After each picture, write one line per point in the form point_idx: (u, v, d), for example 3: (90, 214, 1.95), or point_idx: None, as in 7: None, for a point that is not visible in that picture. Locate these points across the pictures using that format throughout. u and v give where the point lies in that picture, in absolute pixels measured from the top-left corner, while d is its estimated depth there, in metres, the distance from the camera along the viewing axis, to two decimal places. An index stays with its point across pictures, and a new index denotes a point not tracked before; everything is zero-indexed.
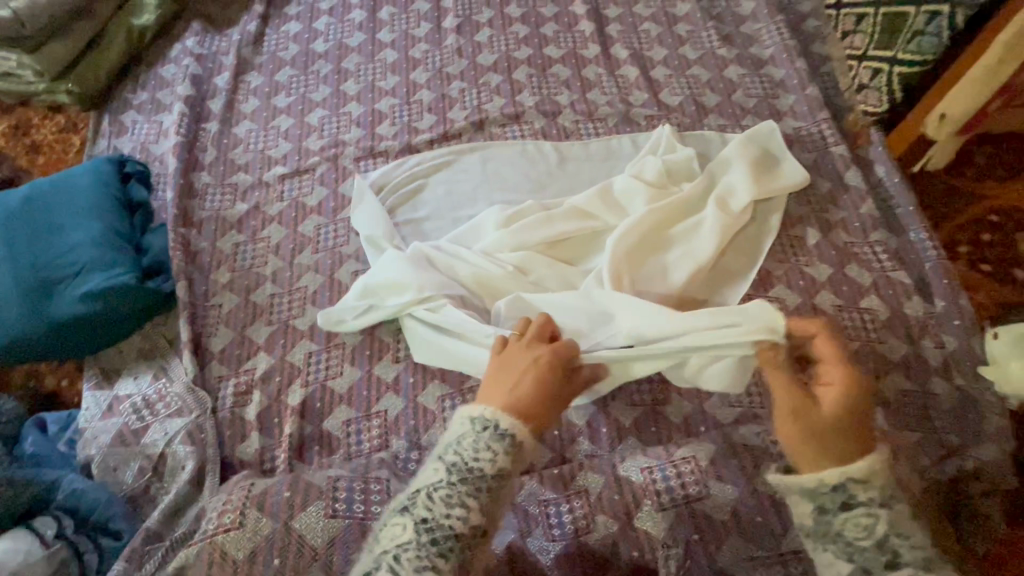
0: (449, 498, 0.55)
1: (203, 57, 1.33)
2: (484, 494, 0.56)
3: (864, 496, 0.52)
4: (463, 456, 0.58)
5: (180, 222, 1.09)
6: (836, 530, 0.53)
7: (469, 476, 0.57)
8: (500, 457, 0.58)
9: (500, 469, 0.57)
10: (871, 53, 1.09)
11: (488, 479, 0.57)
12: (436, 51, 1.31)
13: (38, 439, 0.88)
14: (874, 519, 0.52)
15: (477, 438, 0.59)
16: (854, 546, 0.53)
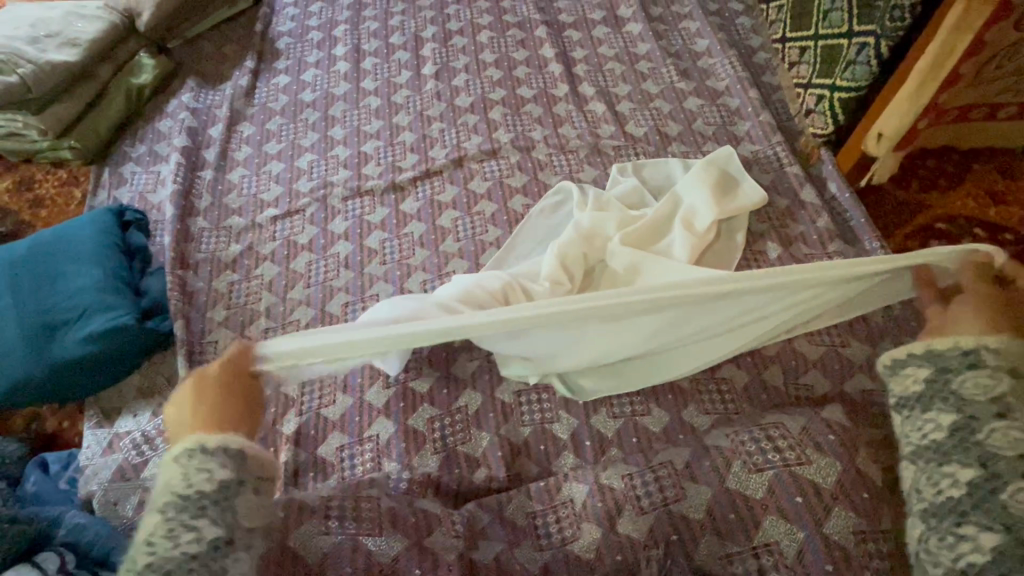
0: (170, 532, 0.56)
1: (198, 110, 1.41)
2: (211, 511, 0.57)
3: (994, 359, 0.61)
4: (176, 486, 0.58)
5: (178, 265, 1.15)
6: (956, 387, 0.61)
7: (187, 502, 0.57)
8: (217, 471, 0.59)
9: (223, 483, 0.59)
10: (815, 81, 1.22)
11: (210, 496, 0.58)
12: (416, 96, 1.40)
13: (40, 479, 0.90)
14: (996, 378, 0.60)
15: (188, 464, 0.59)
16: (970, 398, 0.60)
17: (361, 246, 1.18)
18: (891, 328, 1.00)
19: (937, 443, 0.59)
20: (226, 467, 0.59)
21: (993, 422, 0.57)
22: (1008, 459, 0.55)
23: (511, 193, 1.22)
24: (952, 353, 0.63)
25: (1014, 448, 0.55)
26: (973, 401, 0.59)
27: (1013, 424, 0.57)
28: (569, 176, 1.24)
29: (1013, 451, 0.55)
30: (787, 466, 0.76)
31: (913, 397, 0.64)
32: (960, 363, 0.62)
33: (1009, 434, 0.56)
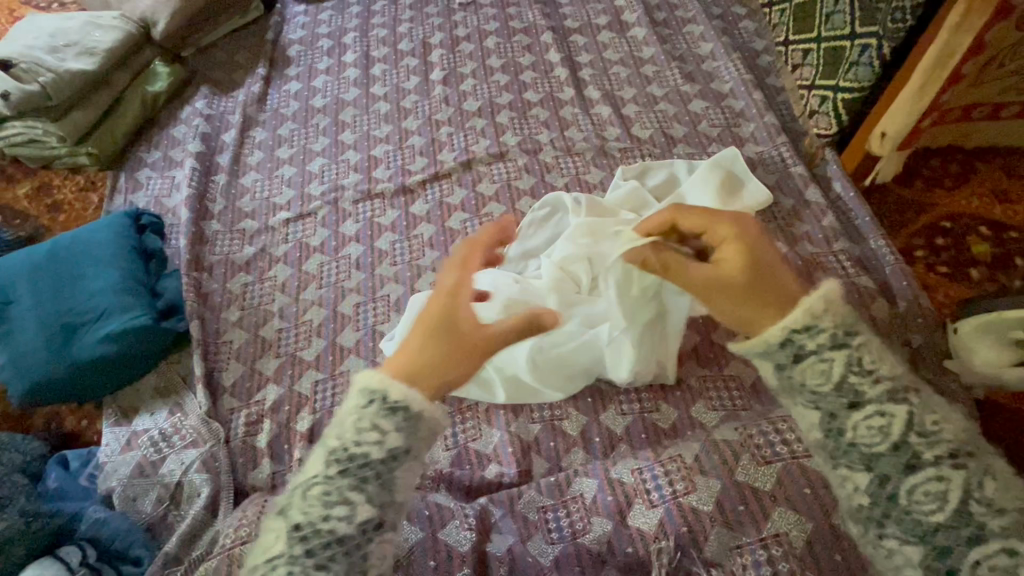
0: (329, 496, 0.56)
1: (212, 116, 1.44)
2: (371, 485, 0.57)
3: (811, 344, 0.60)
4: (346, 442, 0.58)
5: (193, 267, 1.17)
6: (801, 384, 0.61)
7: (352, 463, 0.57)
8: (392, 436, 0.58)
9: (391, 450, 0.58)
10: (819, 82, 1.23)
11: (374, 466, 0.57)
12: (425, 101, 1.43)
13: (61, 475, 0.92)
14: (828, 363, 0.59)
15: (360, 419, 0.58)
16: (818, 394, 0.60)
17: (372, 247, 1.20)
18: (897, 325, 1.01)
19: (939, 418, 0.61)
20: (399, 432, 0.58)
21: (866, 410, 0.58)
22: (888, 456, 0.56)
23: (519, 194, 1.24)
24: (773, 350, 0.62)
25: (887, 442, 0.56)
26: (820, 395, 0.60)
27: (874, 411, 0.58)
28: (576, 178, 1.26)
29: (886, 444, 0.56)
30: (795, 459, 0.78)
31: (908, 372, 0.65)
32: (796, 352, 0.61)
33: (872, 424, 0.57)
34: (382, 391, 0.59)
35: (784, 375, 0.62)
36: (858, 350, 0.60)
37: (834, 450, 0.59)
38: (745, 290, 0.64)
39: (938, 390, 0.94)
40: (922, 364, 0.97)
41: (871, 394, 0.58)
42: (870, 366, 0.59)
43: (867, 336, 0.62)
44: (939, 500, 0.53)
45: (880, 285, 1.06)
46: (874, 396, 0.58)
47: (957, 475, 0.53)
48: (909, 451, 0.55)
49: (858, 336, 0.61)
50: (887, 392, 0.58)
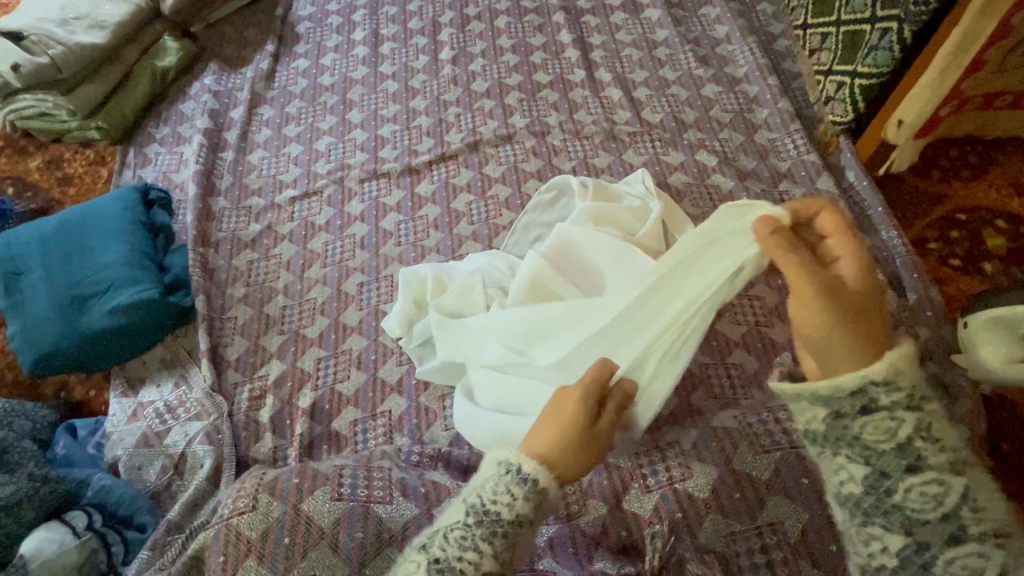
0: (463, 541, 0.56)
1: (220, 93, 1.44)
2: (498, 541, 0.57)
3: (886, 399, 0.51)
4: (483, 499, 0.59)
5: (200, 243, 1.18)
6: (853, 433, 0.52)
7: (486, 518, 0.57)
8: (519, 503, 0.57)
9: (519, 517, 0.57)
10: (836, 68, 1.19)
11: (504, 525, 0.57)
12: (433, 81, 1.41)
13: (70, 443, 0.94)
14: (896, 422, 0.51)
15: (499, 481, 0.59)
16: (872, 449, 0.52)
17: (377, 227, 1.20)
18: (905, 317, 1.00)
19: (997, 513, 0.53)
20: (527, 501, 0.58)
21: (925, 476, 0.50)
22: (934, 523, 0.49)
23: (525, 177, 1.24)
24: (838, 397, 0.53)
25: (937, 510, 0.49)
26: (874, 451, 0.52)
27: (932, 478, 0.50)
28: (584, 162, 1.25)
29: (933, 512, 0.50)
30: (794, 449, 0.76)
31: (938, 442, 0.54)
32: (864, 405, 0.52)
33: (927, 490, 0.50)
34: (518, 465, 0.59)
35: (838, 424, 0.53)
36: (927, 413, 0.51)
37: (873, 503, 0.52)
38: (858, 309, 0.54)
39: (942, 385, 0.94)
40: (928, 358, 0.97)
41: (934, 459, 0.50)
42: (938, 433, 0.51)
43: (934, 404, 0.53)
44: None
45: (888, 277, 1.06)
46: (935, 462, 0.50)
47: (999, 553, 0.48)
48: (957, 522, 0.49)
49: (931, 398, 0.52)
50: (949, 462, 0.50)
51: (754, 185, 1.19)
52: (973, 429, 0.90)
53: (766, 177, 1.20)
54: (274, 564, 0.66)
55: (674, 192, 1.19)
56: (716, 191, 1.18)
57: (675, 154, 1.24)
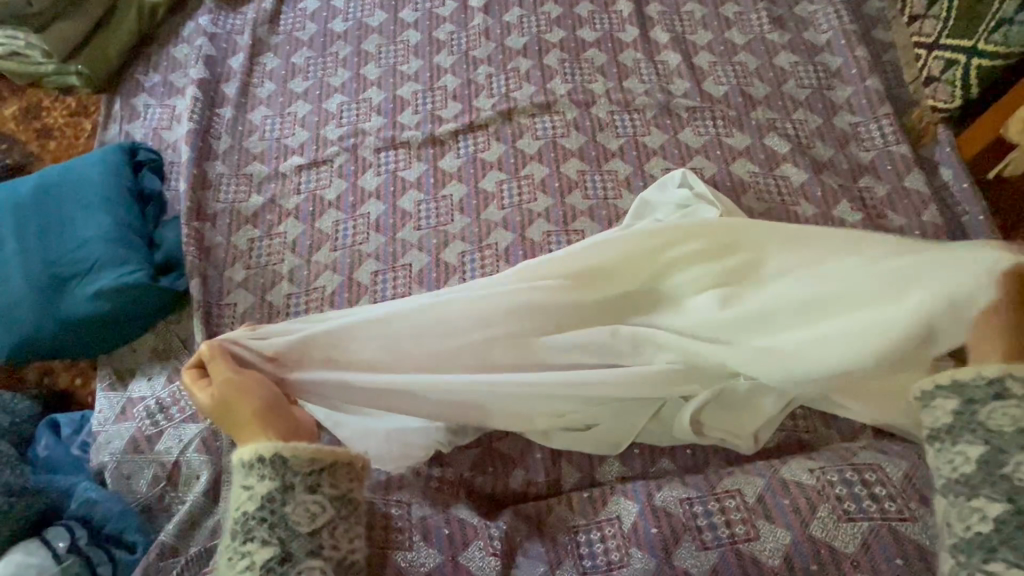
0: (231, 560, 0.52)
1: (217, 36, 1.26)
2: (262, 531, 0.52)
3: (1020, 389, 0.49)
4: (233, 511, 0.55)
5: (194, 217, 1.04)
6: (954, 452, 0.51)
7: (240, 525, 0.53)
8: (255, 486, 0.54)
9: (261, 503, 0.53)
10: (945, 41, 1.01)
11: (256, 514, 0.53)
12: (462, 33, 1.22)
13: (52, 443, 0.86)
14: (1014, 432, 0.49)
15: (237, 485, 0.56)
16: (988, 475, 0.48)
17: (394, 207, 1.05)
18: None
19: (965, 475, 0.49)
20: (263, 477, 0.54)
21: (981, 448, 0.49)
22: (1009, 443, 0.48)
23: (565, 155, 1.08)
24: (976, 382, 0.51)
25: (1016, 428, 0.48)
26: (966, 381, 0.51)
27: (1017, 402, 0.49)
28: (633, 140, 1.09)
29: (1011, 429, 0.48)
30: (886, 521, 0.66)
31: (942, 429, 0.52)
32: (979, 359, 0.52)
33: (992, 468, 0.48)
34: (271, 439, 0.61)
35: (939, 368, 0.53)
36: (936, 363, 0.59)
37: (937, 417, 0.52)
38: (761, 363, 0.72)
39: None
40: None
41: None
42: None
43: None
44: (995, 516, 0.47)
45: None
46: (1021, 392, 0.49)
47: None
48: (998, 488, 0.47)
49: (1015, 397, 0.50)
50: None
51: (830, 179, 1.03)
52: None
53: (845, 169, 1.03)
54: None
55: (737, 183, 1.03)
56: (786, 183, 1.03)
57: (740, 136, 1.07)
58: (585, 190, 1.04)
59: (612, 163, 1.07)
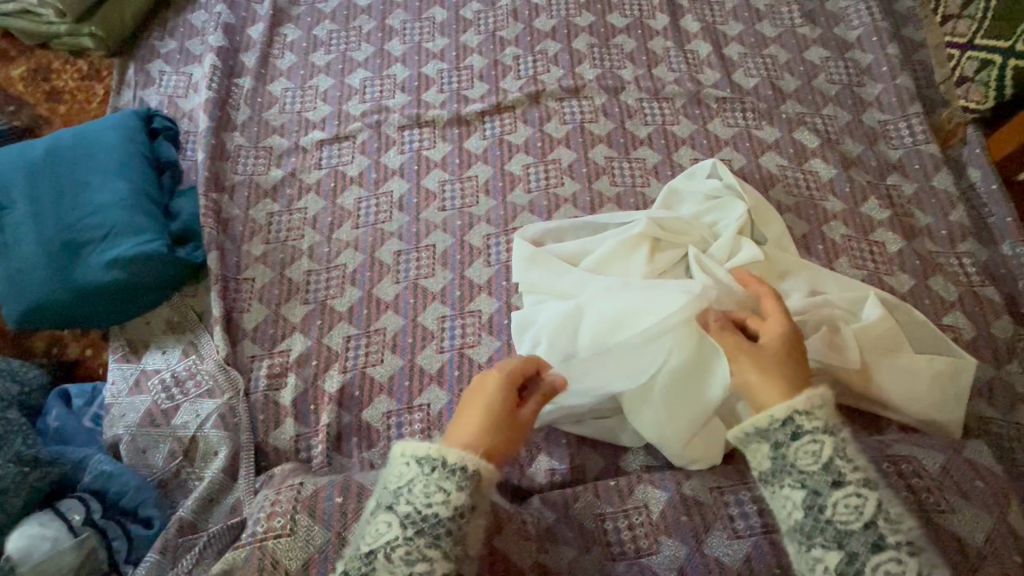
0: (409, 556, 0.54)
1: (236, 4, 1.22)
2: (445, 542, 0.55)
3: (810, 425, 0.60)
4: (417, 505, 0.56)
5: (212, 187, 1.02)
6: (827, 517, 0.56)
7: (426, 525, 0.56)
8: (455, 495, 0.57)
9: (458, 508, 0.57)
10: (980, 41, 1.01)
11: (446, 523, 0.56)
12: (489, 13, 1.20)
13: (63, 414, 0.83)
14: (862, 500, 0.56)
15: (427, 481, 0.58)
16: (844, 530, 0.55)
17: (418, 186, 1.03)
18: (1019, 346, 0.89)
19: (846, 526, 0.55)
20: (462, 491, 0.57)
21: (847, 489, 0.57)
22: (860, 534, 0.55)
23: (593, 141, 1.06)
24: (773, 427, 0.61)
25: (860, 520, 0.55)
26: (806, 474, 0.58)
27: (852, 490, 0.57)
28: (662, 129, 1.07)
29: (858, 523, 0.55)
30: (924, 512, 0.62)
31: (818, 466, 0.58)
32: (793, 431, 0.60)
33: (850, 502, 0.56)
34: (442, 456, 0.58)
35: (779, 455, 0.60)
36: (844, 436, 0.59)
37: (807, 530, 0.57)
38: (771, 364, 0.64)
39: None
40: None
41: (851, 475, 0.57)
42: (853, 456, 0.59)
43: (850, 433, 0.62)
44: (858, 516, 0.56)
45: (1004, 298, 0.93)
46: (854, 477, 0.57)
47: (913, 562, 0.53)
48: (877, 531, 0.54)
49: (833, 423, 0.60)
50: (863, 476, 0.57)
51: (858, 175, 1.02)
52: None
53: (874, 166, 1.03)
54: None
55: (765, 175, 1.03)
56: (814, 178, 1.02)
57: (770, 129, 1.07)
58: (613, 176, 1.03)
59: (640, 150, 1.06)
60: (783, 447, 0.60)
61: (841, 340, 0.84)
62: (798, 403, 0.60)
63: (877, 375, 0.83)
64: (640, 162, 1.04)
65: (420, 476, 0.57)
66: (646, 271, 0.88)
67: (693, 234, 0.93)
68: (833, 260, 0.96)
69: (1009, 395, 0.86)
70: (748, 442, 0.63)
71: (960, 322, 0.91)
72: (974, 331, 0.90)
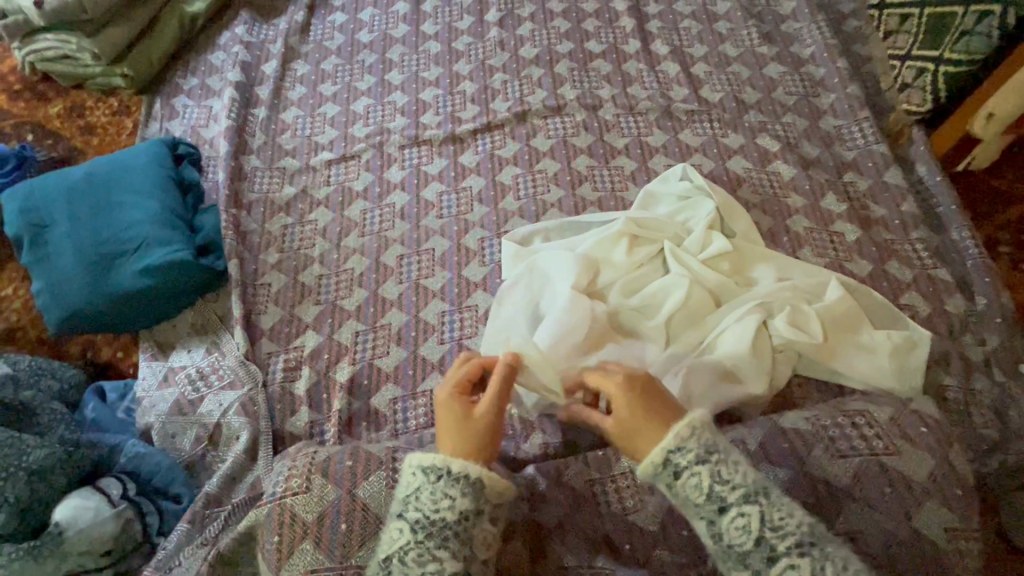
0: (422, 557, 0.60)
1: (251, 45, 1.36)
2: (454, 543, 0.61)
3: (684, 459, 0.63)
4: (424, 511, 0.62)
5: (231, 204, 1.12)
6: (727, 543, 0.61)
7: (434, 529, 0.62)
8: (460, 501, 0.62)
9: (462, 512, 0.62)
10: (916, 53, 1.14)
11: (453, 526, 0.62)
12: (479, 44, 1.33)
13: (98, 406, 0.91)
14: (748, 517, 0.60)
15: (433, 489, 0.63)
16: (741, 550, 0.60)
17: (418, 198, 1.14)
18: (971, 321, 0.97)
19: (741, 548, 0.60)
20: (466, 496, 0.63)
21: (731, 512, 0.61)
22: (755, 552, 0.59)
23: (575, 152, 1.17)
24: (658, 469, 0.64)
25: (751, 539, 0.59)
26: (699, 505, 0.62)
27: (738, 512, 0.61)
28: (638, 140, 1.19)
29: (750, 542, 0.59)
30: (874, 455, 0.71)
31: (701, 499, 0.62)
32: (675, 471, 0.63)
33: (740, 525, 0.60)
34: (447, 466, 0.64)
35: (674, 493, 0.64)
36: (718, 458, 0.62)
37: (721, 555, 0.62)
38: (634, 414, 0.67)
39: (1009, 394, 0.90)
40: (995, 366, 0.94)
41: (731, 497, 0.61)
42: (729, 475, 0.62)
43: (727, 446, 0.65)
44: (747, 533, 0.60)
45: (955, 279, 1.02)
46: (734, 498, 0.61)
47: (805, 563, 0.57)
48: (768, 545, 0.59)
49: (721, 444, 0.64)
50: (745, 494, 0.61)
51: (817, 174, 1.13)
52: None
53: (831, 166, 1.14)
54: (332, 552, 0.65)
55: (732, 177, 1.13)
56: (777, 178, 1.13)
57: (735, 136, 1.18)
58: (594, 183, 1.14)
59: (618, 160, 1.16)
60: (671, 487, 0.64)
61: (805, 318, 0.92)
62: (669, 442, 0.63)
63: (840, 350, 0.91)
64: (618, 169, 1.15)
65: (424, 483, 0.63)
66: (625, 263, 0.98)
67: (668, 231, 1.03)
68: (797, 250, 1.05)
69: (964, 364, 0.93)
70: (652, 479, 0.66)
71: (915, 301, 0.99)
72: (929, 309, 0.98)
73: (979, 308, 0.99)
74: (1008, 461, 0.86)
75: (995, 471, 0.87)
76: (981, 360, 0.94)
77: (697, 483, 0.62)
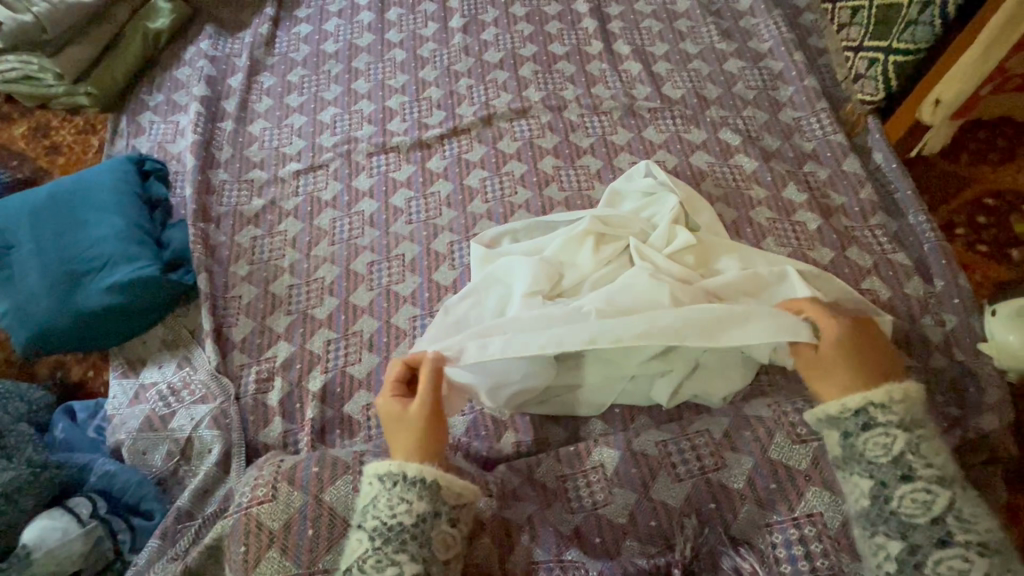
0: (381, 563, 0.61)
1: (217, 59, 1.36)
2: (412, 546, 0.62)
3: (884, 419, 0.66)
4: (382, 518, 0.63)
5: (200, 218, 1.12)
6: (893, 508, 0.64)
7: (393, 534, 0.63)
8: (416, 504, 0.64)
9: (420, 516, 0.63)
10: (868, 44, 1.17)
11: (410, 530, 0.63)
12: (444, 50, 1.35)
13: (69, 427, 0.91)
14: (931, 496, 0.63)
15: (390, 494, 0.64)
16: (909, 523, 0.63)
17: (387, 204, 1.15)
18: (930, 303, 0.99)
19: (909, 520, 0.63)
20: (422, 500, 0.64)
21: (915, 484, 0.64)
22: (924, 528, 0.62)
23: (541, 153, 1.19)
24: (844, 417, 0.68)
25: (927, 515, 0.62)
26: (875, 465, 0.66)
27: (921, 486, 0.64)
28: (603, 139, 1.20)
29: (925, 517, 0.62)
30: None
31: (886, 462, 0.65)
32: (864, 424, 0.67)
33: (917, 497, 0.63)
34: (402, 470, 0.65)
35: (849, 444, 0.68)
36: (921, 437, 0.66)
37: (872, 518, 0.65)
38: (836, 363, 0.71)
39: (967, 371, 0.92)
40: (955, 346, 0.95)
41: (923, 472, 0.64)
42: (927, 452, 0.65)
43: (932, 431, 0.68)
44: (923, 508, 0.63)
45: (914, 262, 1.04)
46: (925, 474, 0.64)
47: (980, 560, 0.60)
48: (944, 528, 0.61)
49: (925, 424, 0.67)
50: (938, 475, 0.64)
51: (778, 165, 1.15)
52: (1001, 418, 0.89)
53: (791, 157, 1.16)
54: (299, 557, 0.66)
55: (695, 171, 1.15)
56: (739, 171, 1.15)
57: (697, 132, 1.20)
58: (560, 183, 1.15)
59: (584, 159, 1.18)
60: (850, 443, 0.68)
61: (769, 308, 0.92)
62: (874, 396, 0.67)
63: None
64: (584, 168, 1.16)
65: (380, 490, 0.64)
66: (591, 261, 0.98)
67: (633, 227, 1.03)
68: (761, 241, 1.07)
69: (924, 345, 0.95)
70: (820, 426, 0.70)
71: (876, 286, 1.01)
72: (889, 293, 1.00)
73: (937, 290, 1.01)
74: (969, 438, 0.88)
75: (956, 448, 0.89)
76: (941, 340, 0.96)
77: (886, 447, 0.65)
